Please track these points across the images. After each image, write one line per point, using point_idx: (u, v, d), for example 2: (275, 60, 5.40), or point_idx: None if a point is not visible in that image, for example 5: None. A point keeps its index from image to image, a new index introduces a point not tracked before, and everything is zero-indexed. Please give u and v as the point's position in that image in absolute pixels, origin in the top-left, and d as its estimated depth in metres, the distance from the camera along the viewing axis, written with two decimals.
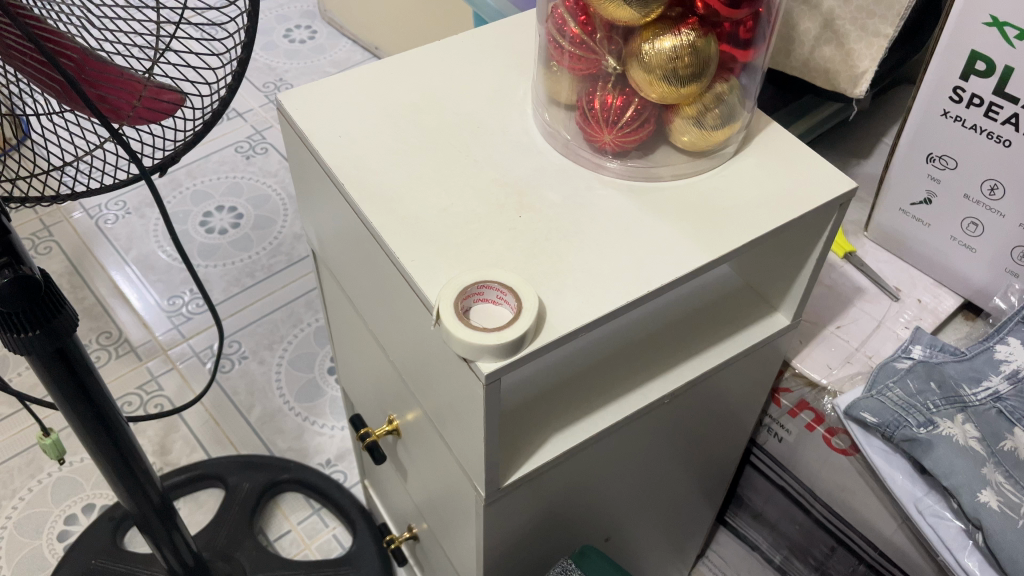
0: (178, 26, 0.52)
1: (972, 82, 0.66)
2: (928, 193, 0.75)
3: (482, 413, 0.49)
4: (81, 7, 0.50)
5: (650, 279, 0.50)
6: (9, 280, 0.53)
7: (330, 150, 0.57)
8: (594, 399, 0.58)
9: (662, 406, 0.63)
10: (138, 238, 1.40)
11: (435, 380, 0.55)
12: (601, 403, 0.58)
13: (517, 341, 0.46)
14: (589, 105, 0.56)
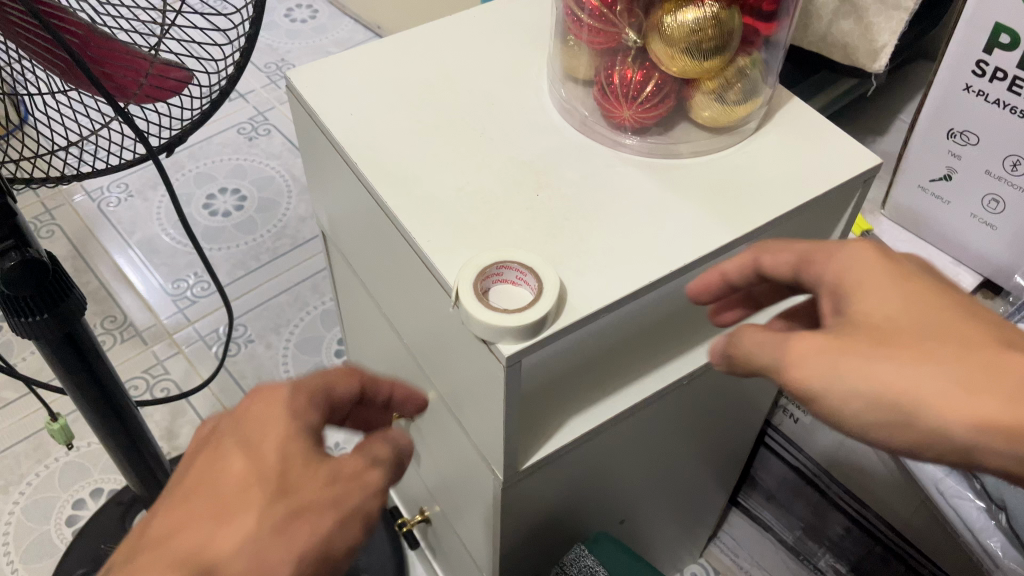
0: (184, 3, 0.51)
1: (996, 55, 0.65)
2: (948, 169, 0.73)
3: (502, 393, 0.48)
4: None
5: (674, 259, 0.49)
6: (16, 263, 0.52)
7: (342, 129, 0.56)
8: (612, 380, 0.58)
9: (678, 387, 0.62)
10: (142, 220, 1.38)
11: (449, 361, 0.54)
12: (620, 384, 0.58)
13: (537, 325, 0.45)
14: (608, 80, 0.55)
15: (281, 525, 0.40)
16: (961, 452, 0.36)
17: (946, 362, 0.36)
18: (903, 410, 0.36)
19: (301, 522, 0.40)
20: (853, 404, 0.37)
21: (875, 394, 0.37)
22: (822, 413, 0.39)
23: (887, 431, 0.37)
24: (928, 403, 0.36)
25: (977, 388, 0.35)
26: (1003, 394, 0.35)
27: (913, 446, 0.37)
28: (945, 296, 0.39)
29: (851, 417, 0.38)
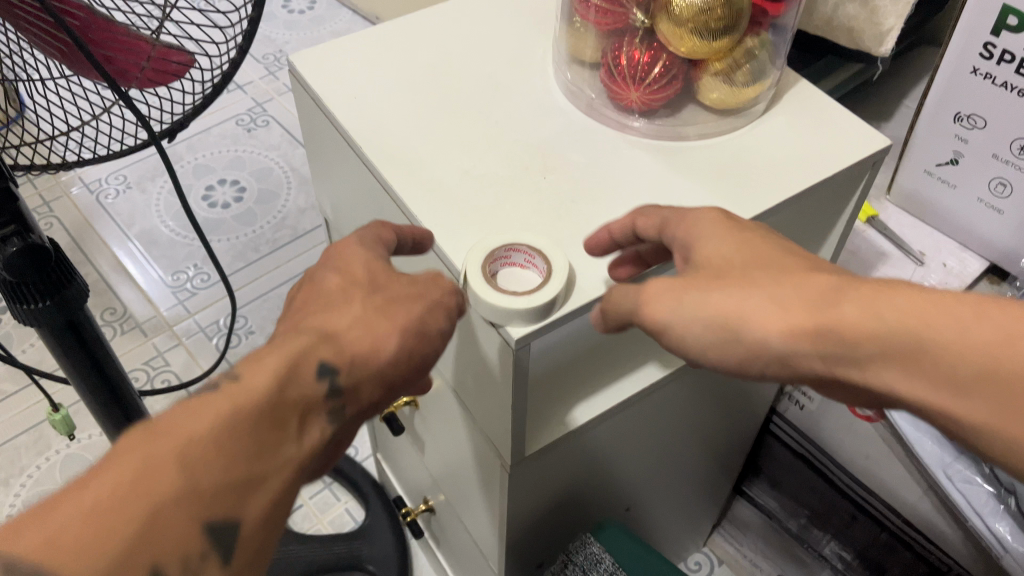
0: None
1: (1003, 37, 0.64)
2: (955, 153, 0.73)
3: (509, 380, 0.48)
4: None
5: None
6: (17, 249, 0.51)
7: (345, 113, 0.55)
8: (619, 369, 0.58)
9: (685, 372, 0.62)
10: (140, 212, 1.38)
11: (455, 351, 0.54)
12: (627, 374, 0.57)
13: (547, 308, 0.44)
14: (615, 61, 0.54)
15: (386, 308, 0.42)
16: (789, 363, 0.39)
17: (773, 287, 0.39)
18: (731, 329, 0.40)
19: (404, 307, 0.42)
20: (692, 329, 0.41)
21: (713, 321, 0.40)
22: (666, 341, 0.42)
23: (727, 351, 0.40)
24: (756, 320, 0.39)
25: (798, 305, 0.39)
26: (820, 307, 0.38)
27: (743, 364, 0.40)
28: (784, 247, 0.42)
29: (695, 342, 0.41)
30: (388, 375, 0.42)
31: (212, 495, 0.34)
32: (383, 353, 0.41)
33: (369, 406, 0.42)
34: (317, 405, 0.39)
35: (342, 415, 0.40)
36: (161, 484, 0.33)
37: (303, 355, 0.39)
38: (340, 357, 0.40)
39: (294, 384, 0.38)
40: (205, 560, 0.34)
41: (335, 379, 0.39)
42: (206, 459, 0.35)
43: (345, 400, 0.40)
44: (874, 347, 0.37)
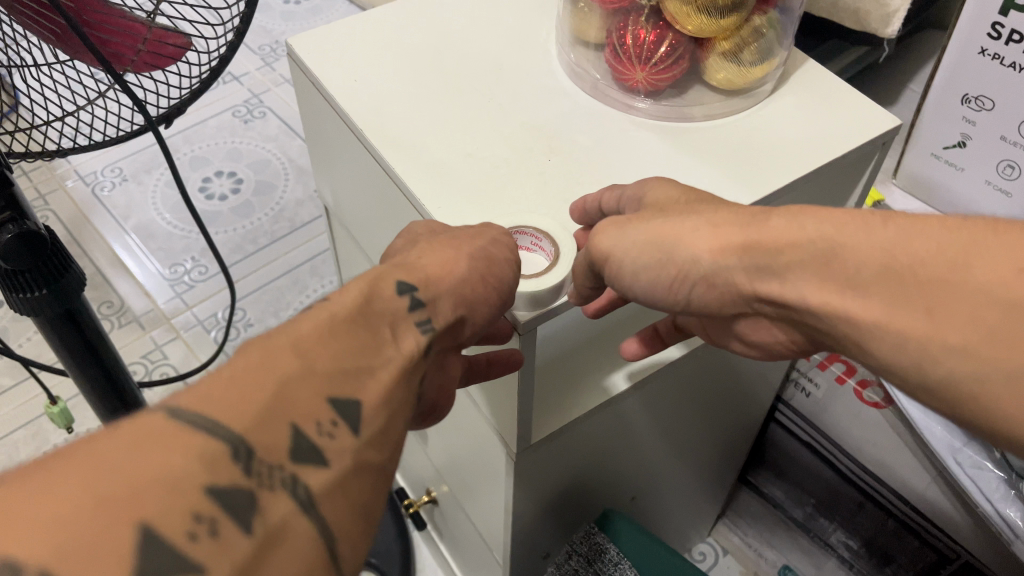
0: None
1: (1012, 16, 0.63)
2: (962, 136, 0.72)
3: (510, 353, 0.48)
4: None
5: None
6: (13, 236, 0.50)
7: (345, 95, 0.54)
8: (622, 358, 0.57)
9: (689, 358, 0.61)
10: (137, 205, 1.37)
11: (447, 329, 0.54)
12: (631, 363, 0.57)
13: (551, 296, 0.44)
14: (620, 41, 0.53)
15: (450, 238, 0.42)
16: (722, 280, 0.40)
17: (710, 212, 0.40)
18: (665, 248, 0.41)
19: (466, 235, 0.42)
20: (629, 252, 0.42)
21: (650, 243, 0.41)
22: (605, 268, 0.43)
23: (662, 274, 0.41)
24: (689, 239, 0.40)
25: (733, 228, 0.40)
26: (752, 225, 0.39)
27: (676, 281, 0.41)
28: None
29: (634, 268, 0.42)
30: (467, 296, 0.41)
31: (331, 375, 0.33)
32: (455, 272, 0.41)
33: (454, 332, 0.41)
34: (406, 317, 0.38)
35: (432, 328, 0.39)
36: (282, 359, 0.32)
37: (380, 276, 0.39)
38: (416, 277, 0.39)
39: (378, 299, 0.38)
40: (337, 428, 0.32)
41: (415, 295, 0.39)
42: (318, 345, 0.34)
43: (432, 313, 0.39)
44: (796, 257, 0.37)
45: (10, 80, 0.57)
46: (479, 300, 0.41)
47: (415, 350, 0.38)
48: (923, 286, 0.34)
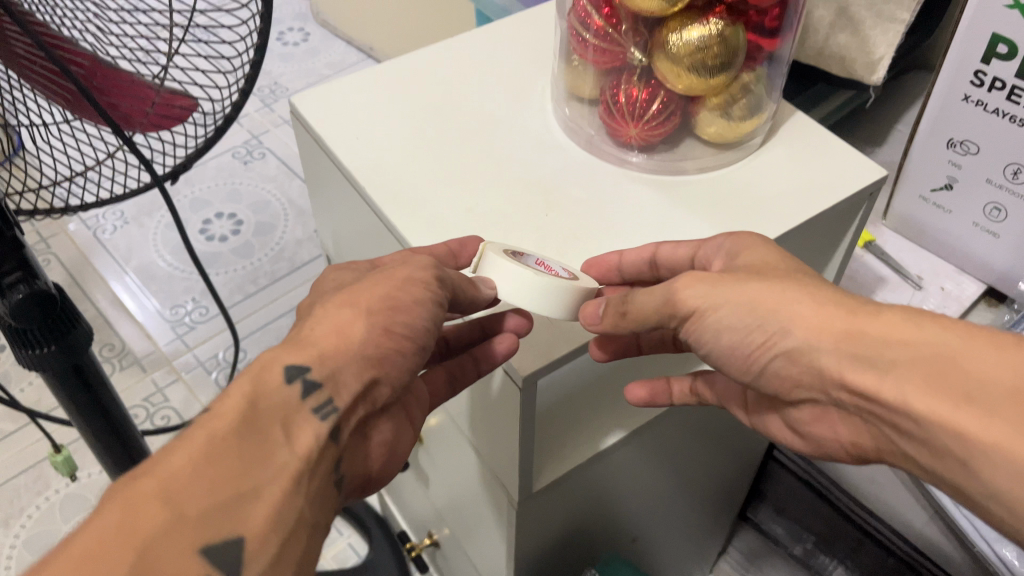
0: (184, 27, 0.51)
1: (994, 65, 0.65)
2: (949, 179, 0.73)
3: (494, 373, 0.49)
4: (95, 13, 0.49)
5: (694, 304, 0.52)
6: (24, 296, 0.51)
7: (348, 154, 0.56)
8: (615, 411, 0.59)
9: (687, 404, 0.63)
10: (138, 247, 1.38)
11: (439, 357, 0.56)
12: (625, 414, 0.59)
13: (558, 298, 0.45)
14: (614, 98, 0.55)
15: (345, 298, 0.43)
16: (807, 358, 0.41)
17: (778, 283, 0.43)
18: (761, 312, 0.42)
19: (373, 295, 0.42)
20: (720, 313, 0.43)
21: (750, 307, 0.42)
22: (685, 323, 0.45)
23: (748, 339, 0.43)
24: (792, 308, 0.41)
25: (834, 311, 0.41)
26: (859, 317, 0.40)
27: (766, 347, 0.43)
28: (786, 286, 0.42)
29: (719, 325, 0.43)
30: (377, 356, 0.41)
31: (205, 516, 0.33)
32: (355, 342, 0.41)
33: (368, 399, 0.41)
34: (297, 406, 0.38)
35: (340, 411, 0.39)
36: (151, 513, 0.32)
37: (266, 366, 0.39)
38: (307, 355, 0.40)
39: (264, 398, 0.38)
40: None
41: (305, 375, 0.39)
42: (185, 489, 0.33)
43: (331, 392, 0.39)
44: (901, 355, 0.38)
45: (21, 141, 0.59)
46: (387, 361, 0.42)
47: (319, 433, 0.38)
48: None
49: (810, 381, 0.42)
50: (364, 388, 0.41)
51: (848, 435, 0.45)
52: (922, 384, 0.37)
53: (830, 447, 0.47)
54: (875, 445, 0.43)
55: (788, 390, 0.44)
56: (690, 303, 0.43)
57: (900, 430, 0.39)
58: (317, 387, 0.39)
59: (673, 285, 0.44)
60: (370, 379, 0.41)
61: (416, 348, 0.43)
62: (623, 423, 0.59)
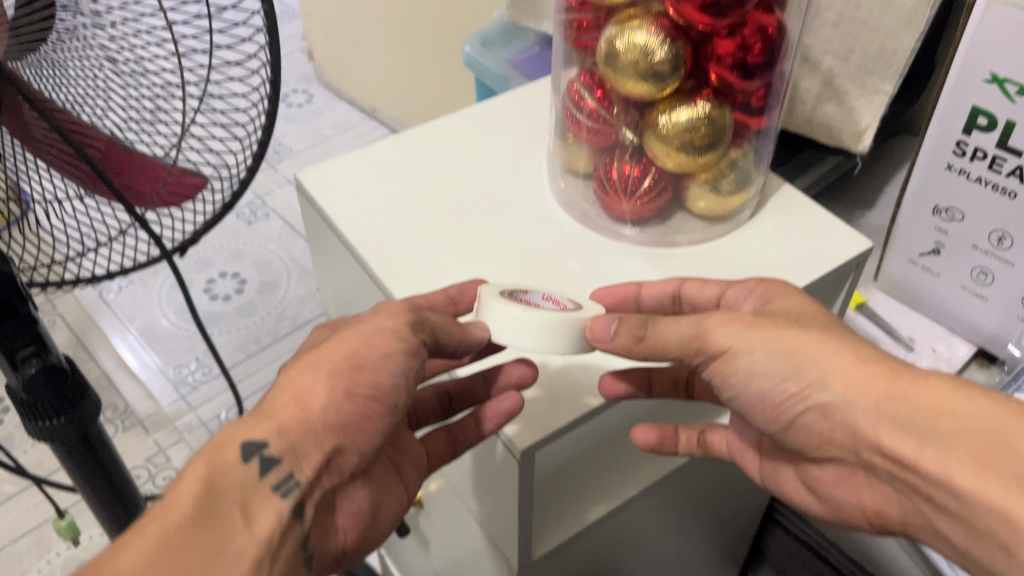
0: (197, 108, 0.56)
1: (975, 136, 0.67)
2: (937, 244, 0.75)
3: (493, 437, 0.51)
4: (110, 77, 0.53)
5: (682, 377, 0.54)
6: (37, 370, 0.54)
7: (351, 228, 0.58)
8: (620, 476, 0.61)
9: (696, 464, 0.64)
10: (142, 307, 1.39)
11: (433, 417, 0.58)
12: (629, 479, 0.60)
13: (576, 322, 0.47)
14: (607, 175, 0.57)
15: (308, 365, 0.44)
16: (841, 414, 0.43)
17: (782, 336, 0.44)
18: (796, 361, 0.44)
19: (339, 355, 0.44)
20: (753, 357, 0.44)
21: (782, 354, 0.44)
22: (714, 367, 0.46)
23: (783, 388, 0.44)
24: (829, 360, 0.43)
25: (873, 370, 0.42)
26: (897, 380, 0.41)
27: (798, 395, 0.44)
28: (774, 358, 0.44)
29: (751, 367, 0.44)
30: (339, 424, 0.43)
31: None
32: (318, 408, 0.43)
33: (334, 468, 0.44)
34: (255, 485, 0.41)
35: (295, 485, 0.42)
36: None
37: (222, 446, 0.42)
38: (267, 430, 0.43)
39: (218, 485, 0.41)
40: None
41: (261, 452, 0.42)
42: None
43: (289, 467, 0.42)
44: (946, 426, 0.40)
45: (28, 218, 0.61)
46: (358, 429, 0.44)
47: (282, 511, 0.42)
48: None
49: (841, 439, 0.44)
50: (329, 454, 0.43)
51: (873, 503, 0.46)
52: (972, 462, 0.38)
53: (849, 512, 0.48)
54: (901, 513, 0.45)
55: (812, 446, 0.46)
56: (719, 345, 0.45)
57: (938, 504, 0.40)
58: (276, 462, 0.42)
59: (706, 323, 0.46)
60: (333, 447, 0.43)
61: (387, 406, 0.44)
62: (632, 484, 0.60)
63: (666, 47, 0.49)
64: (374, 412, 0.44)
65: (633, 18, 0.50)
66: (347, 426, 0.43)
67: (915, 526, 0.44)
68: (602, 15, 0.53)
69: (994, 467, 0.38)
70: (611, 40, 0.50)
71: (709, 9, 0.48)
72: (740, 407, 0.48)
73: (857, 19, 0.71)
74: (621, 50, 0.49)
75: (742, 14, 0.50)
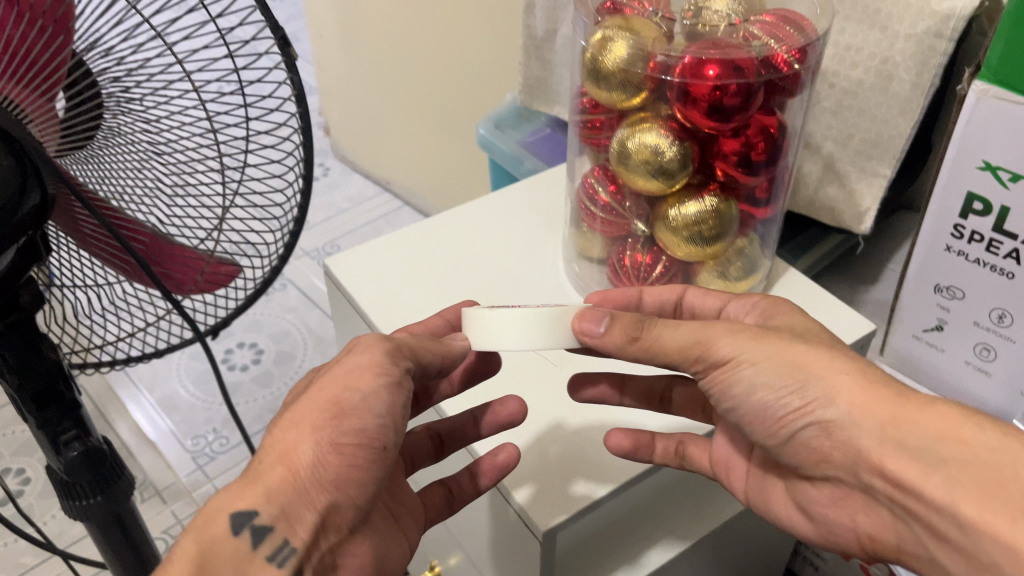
0: (235, 195, 0.61)
1: (971, 219, 0.64)
2: (939, 321, 0.72)
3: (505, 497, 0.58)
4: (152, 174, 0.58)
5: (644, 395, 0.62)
6: (78, 452, 0.56)
7: (375, 310, 0.61)
8: (642, 537, 0.63)
9: (733, 522, 0.66)
10: (162, 377, 1.42)
11: (428, 459, 0.61)
12: (651, 539, 0.63)
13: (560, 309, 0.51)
14: (620, 262, 0.62)
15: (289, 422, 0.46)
16: (842, 431, 0.46)
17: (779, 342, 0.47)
18: (804, 373, 0.46)
19: (323, 405, 0.46)
20: (758, 367, 0.47)
21: (792, 365, 0.47)
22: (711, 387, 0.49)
23: (787, 402, 0.47)
24: (835, 375, 0.46)
25: (881, 394, 0.45)
26: (906, 405, 0.45)
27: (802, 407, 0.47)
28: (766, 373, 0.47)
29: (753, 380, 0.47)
30: (331, 479, 0.45)
31: None
32: (305, 466, 0.45)
33: (329, 527, 0.46)
34: (250, 554, 0.44)
35: (290, 546, 0.45)
36: None
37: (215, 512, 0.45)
38: (255, 498, 0.45)
39: (213, 553, 0.44)
40: None
41: (252, 522, 0.45)
42: None
43: (282, 531, 0.45)
44: (954, 455, 0.43)
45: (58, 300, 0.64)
46: (355, 483, 0.46)
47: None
48: None
49: (840, 458, 0.47)
50: (325, 512, 0.45)
51: (868, 526, 0.49)
52: (976, 499, 0.41)
53: (842, 533, 0.51)
54: (896, 539, 0.48)
55: (811, 464, 0.49)
56: (722, 353, 0.47)
57: (936, 531, 0.44)
58: (270, 530, 0.45)
59: (712, 332, 0.48)
60: (327, 504, 0.45)
61: (375, 450, 0.46)
62: (672, 542, 0.62)
63: (674, 148, 0.55)
64: (361, 459, 0.45)
65: (644, 122, 0.56)
66: (342, 481, 0.45)
67: (910, 551, 0.47)
68: (615, 117, 0.61)
69: (995, 502, 0.41)
70: (623, 140, 0.56)
71: (714, 114, 0.55)
72: (741, 423, 0.50)
73: (854, 107, 0.72)
74: (632, 150, 0.55)
75: (746, 118, 0.56)
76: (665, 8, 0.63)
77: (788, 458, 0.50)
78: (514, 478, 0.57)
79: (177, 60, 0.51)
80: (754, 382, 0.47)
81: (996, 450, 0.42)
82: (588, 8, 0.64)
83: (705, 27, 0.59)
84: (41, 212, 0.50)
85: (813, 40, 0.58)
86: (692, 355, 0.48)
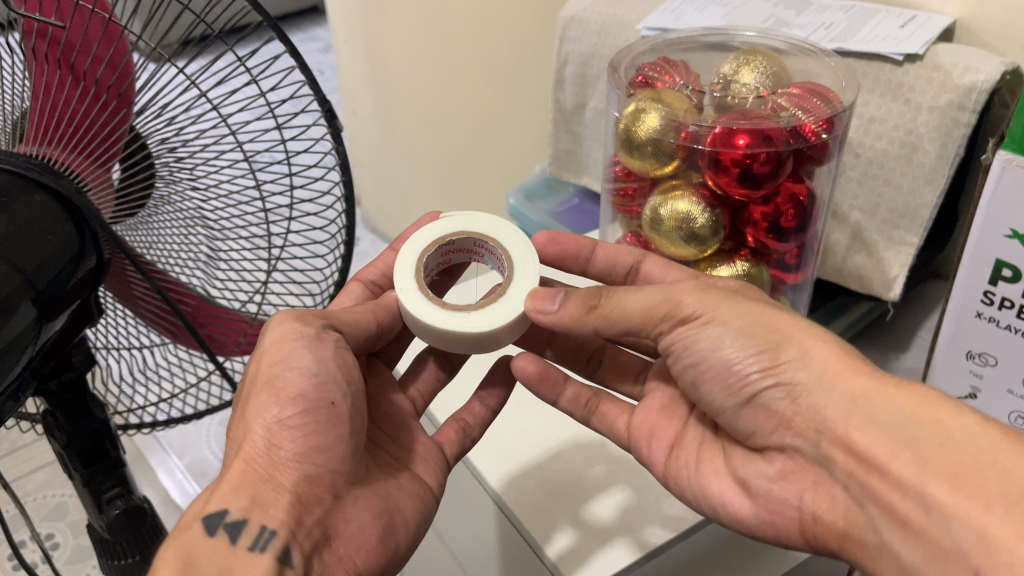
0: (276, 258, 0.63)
1: (1001, 286, 0.62)
2: (973, 388, 0.68)
3: (537, 554, 0.58)
4: (200, 241, 0.62)
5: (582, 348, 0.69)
6: (120, 510, 0.58)
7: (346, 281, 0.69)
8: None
9: None
10: (191, 443, 1.41)
11: (434, 385, 0.66)
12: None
13: (481, 336, 0.55)
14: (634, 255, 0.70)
15: (254, 411, 0.49)
16: (810, 396, 0.48)
17: (737, 303, 0.52)
18: (782, 338, 0.50)
19: (281, 395, 0.49)
20: (728, 327, 0.51)
21: (769, 330, 0.50)
22: (679, 349, 0.53)
23: (754, 361, 0.50)
24: (802, 341, 0.49)
25: (851, 363, 0.48)
26: (881, 383, 0.47)
27: (763, 375, 0.50)
28: (733, 337, 0.50)
29: (718, 344, 0.51)
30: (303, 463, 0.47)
31: None
32: (260, 458, 0.48)
33: (304, 508, 0.48)
34: (231, 547, 0.46)
35: (265, 533, 0.47)
36: None
37: (195, 519, 0.47)
38: (224, 498, 0.47)
39: (197, 555, 0.46)
40: None
41: (225, 520, 0.47)
42: None
43: (256, 525, 0.47)
44: (929, 433, 0.44)
45: (97, 362, 0.66)
46: (320, 453, 0.49)
47: (267, 563, 0.46)
48: (997, 498, 0.41)
49: (802, 425, 0.49)
50: (297, 488, 0.48)
51: (816, 507, 0.50)
52: (945, 483, 0.42)
53: (787, 514, 0.51)
54: (844, 523, 0.48)
55: (768, 432, 0.52)
56: (688, 311, 0.51)
57: (898, 533, 0.44)
58: (243, 524, 0.47)
59: (678, 291, 0.52)
60: (295, 485, 0.48)
61: (322, 405, 0.50)
62: None
63: (706, 215, 0.60)
64: (316, 422, 0.49)
65: (676, 189, 0.61)
66: (308, 452, 0.49)
67: (858, 538, 0.47)
68: (646, 185, 0.65)
69: (968, 491, 0.42)
70: (656, 208, 0.61)
71: (745, 181, 0.57)
72: (698, 382, 0.54)
73: (880, 178, 0.74)
74: (665, 216, 0.61)
75: (774, 186, 0.59)
76: (694, 82, 0.66)
77: (744, 424, 0.53)
78: (544, 533, 0.58)
79: (233, 133, 0.53)
80: (722, 340, 0.50)
81: (971, 433, 0.43)
82: (620, 81, 0.66)
83: (734, 99, 0.62)
84: (96, 273, 0.51)
85: (841, 110, 0.59)
86: (658, 315, 0.52)
